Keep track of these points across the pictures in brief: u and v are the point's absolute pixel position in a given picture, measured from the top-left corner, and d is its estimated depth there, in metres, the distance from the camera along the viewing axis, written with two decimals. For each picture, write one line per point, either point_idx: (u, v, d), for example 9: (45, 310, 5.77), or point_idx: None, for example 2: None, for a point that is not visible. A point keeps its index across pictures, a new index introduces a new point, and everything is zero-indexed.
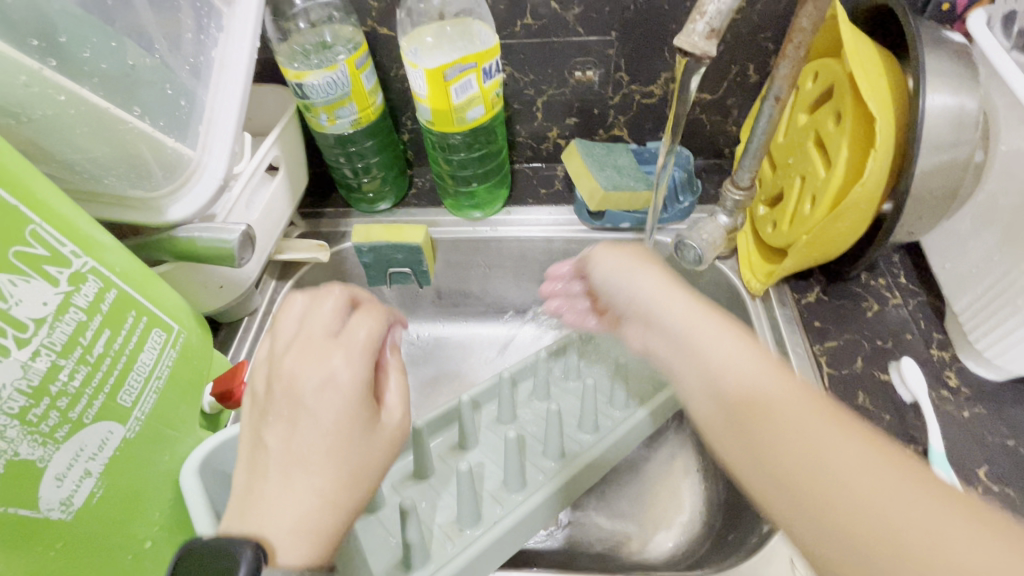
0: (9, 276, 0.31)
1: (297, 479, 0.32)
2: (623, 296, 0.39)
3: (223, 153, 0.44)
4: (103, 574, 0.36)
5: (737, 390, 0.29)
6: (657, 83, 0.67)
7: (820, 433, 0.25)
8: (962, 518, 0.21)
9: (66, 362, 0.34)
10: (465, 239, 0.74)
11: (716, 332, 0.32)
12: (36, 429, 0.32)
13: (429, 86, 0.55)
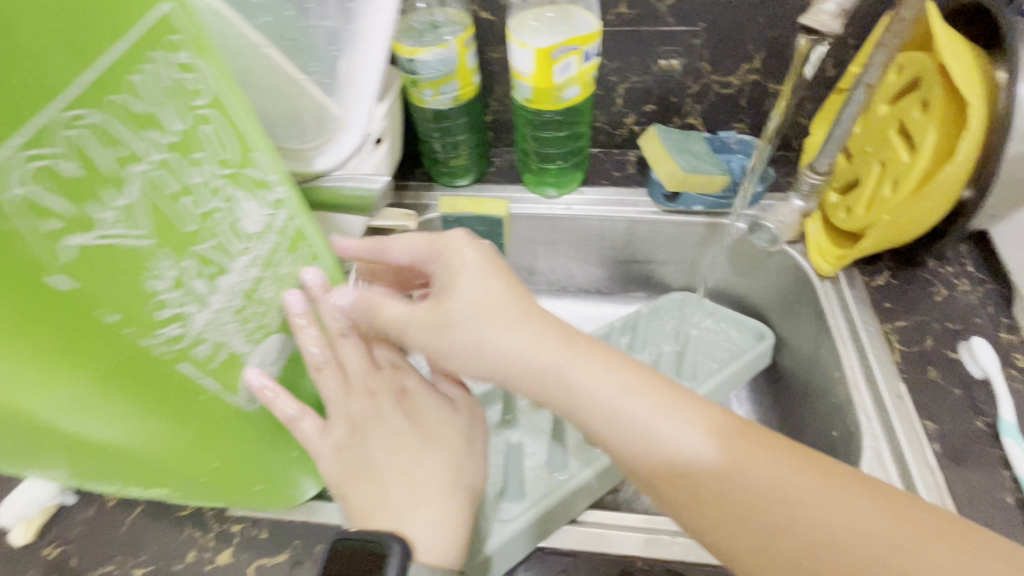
0: (244, 193, 0.43)
1: (424, 477, 0.45)
2: (499, 365, 0.40)
3: (363, 112, 0.49)
4: (262, 467, 0.49)
5: (701, 465, 0.36)
6: (736, 74, 0.71)
7: (769, 483, 0.35)
8: (864, 507, 0.33)
9: (265, 275, 0.45)
10: (541, 217, 0.79)
11: (650, 421, 0.37)
12: (241, 321, 0.44)
13: (536, 65, 0.59)
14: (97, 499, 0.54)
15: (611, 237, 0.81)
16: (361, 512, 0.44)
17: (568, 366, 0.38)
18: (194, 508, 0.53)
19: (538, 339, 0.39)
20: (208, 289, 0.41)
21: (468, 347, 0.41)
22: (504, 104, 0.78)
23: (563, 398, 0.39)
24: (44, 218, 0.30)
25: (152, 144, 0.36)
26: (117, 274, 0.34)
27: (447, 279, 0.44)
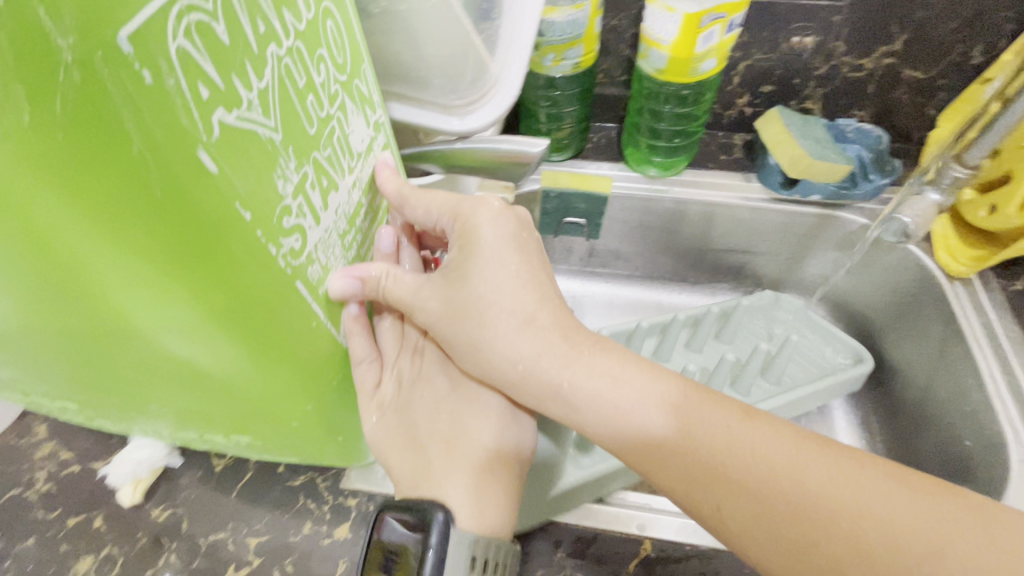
0: (351, 105, 0.34)
1: (460, 449, 0.42)
2: (509, 368, 0.40)
3: (519, 70, 0.45)
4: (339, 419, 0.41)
5: (654, 411, 0.38)
6: (871, 57, 0.67)
7: (713, 433, 0.37)
8: (791, 443, 0.36)
9: (354, 199, 0.37)
10: (643, 198, 0.75)
11: (609, 381, 0.39)
12: (340, 247, 0.36)
13: (681, 32, 0.56)
14: (204, 462, 0.52)
15: (710, 224, 0.77)
16: (408, 478, 0.41)
17: (578, 369, 0.39)
18: (306, 478, 0.51)
19: (547, 340, 0.40)
20: (320, 203, 0.31)
21: (468, 341, 0.41)
22: (611, 76, 0.74)
23: (557, 403, 0.40)
24: (195, 82, 0.20)
25: (288, 26, 0.26)
26: (255, 168, 0.25)
27: (458, 258, 0.42)
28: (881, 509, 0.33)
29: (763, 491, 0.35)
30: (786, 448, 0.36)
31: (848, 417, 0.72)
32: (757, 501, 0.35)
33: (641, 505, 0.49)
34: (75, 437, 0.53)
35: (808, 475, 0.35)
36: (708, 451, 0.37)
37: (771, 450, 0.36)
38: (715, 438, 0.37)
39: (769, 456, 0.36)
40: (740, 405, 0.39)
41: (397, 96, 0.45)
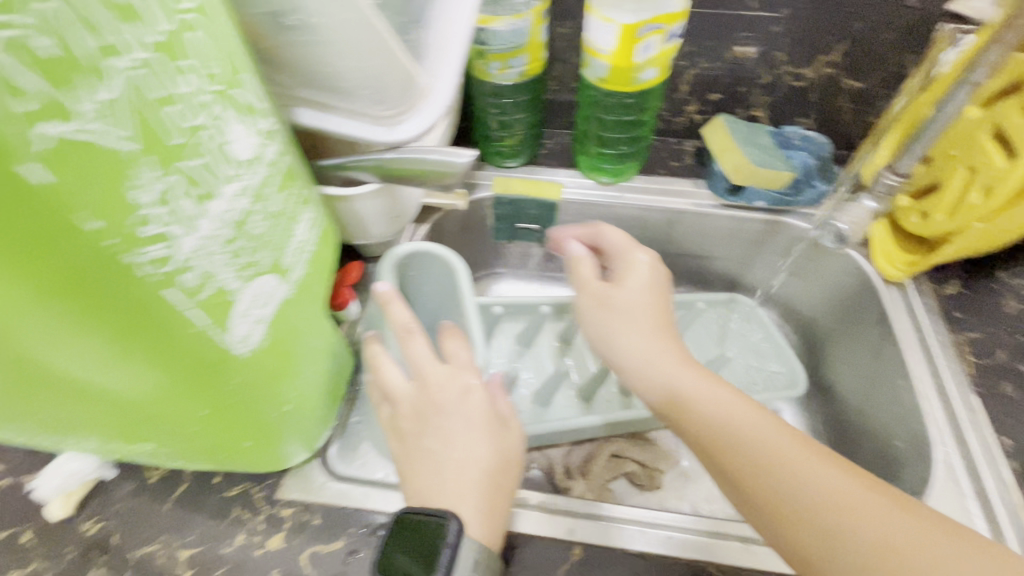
0: (232, 112, 0.31)
1: (472, 469, 0.44)
2: (658, 381, 0.47)
3: (448, 81, 0.46)
4: (255, 421, 0.40)
5: (741, 427, 0.42)
6: (812, 67, 0.68)
7: (735, 429, 0.42)
8: (799, 447, 0.40)
9: (258, 209, 0.34)
10: (595, 204, 0.76)
11: (711, 390, 0.45)
12: (232, 260, 0.32)
13: (619, 42, 0.56)
14: (137, 475, 0.51)
15: (661, 229, 0.78)
16: (418, 482, 0.44)
17: (664, 373, 0.47)
18: (242, 489, 0.50)
19: (642, 344, 0.49)
20: (195, 212, 0.28)
21: (605, 338, 0.52)
22: (562, 83, 0.75)
23: (681, 413, 0.45)
24: (9, 95, 0.20)
25: (140, 35, 0.24)
26: (100, 177, 0.23)
27: (620, 272, 0.55)
28: (885, 546, 0.34)
29: (772, 495, 0.39)
30: (814, 469, 0.38)
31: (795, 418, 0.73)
32: (759, 496, 0.39)
33: (575, 509, 0.50)
34: (5, 451, 0.52)
35: (808, 476, 0.38)
36: (740, 453, 0.41)
37: (797, 472, 0.39)
38: (740, 439, 0.41)
39: (792, 472, 0.39)
40: (774, 417, 0.43)
41: (325, 106, 0.45)
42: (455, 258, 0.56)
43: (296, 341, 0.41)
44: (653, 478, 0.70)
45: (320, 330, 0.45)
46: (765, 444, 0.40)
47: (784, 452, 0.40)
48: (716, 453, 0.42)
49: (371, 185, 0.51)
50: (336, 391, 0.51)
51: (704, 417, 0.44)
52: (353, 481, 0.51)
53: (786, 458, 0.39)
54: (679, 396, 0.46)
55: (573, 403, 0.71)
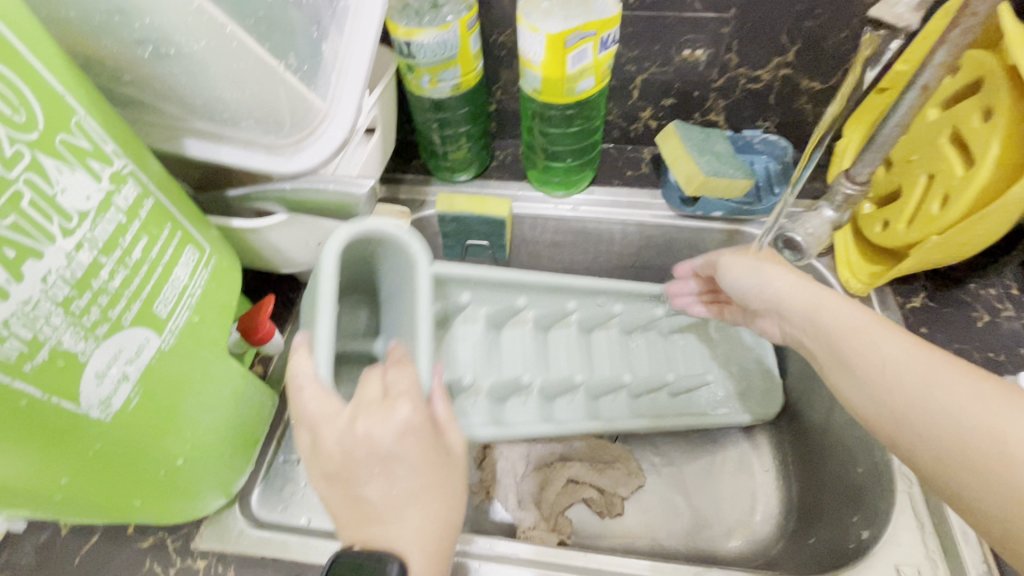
0: (55, 162, 0.28)
1: (411, 516, 0.37)
2: (800, 308, 0.46)
3: (351, 103, 0.43)
4: (138, 483, 0.37)
5: (849, 326, 0.42)
6: (767, 68, 0.65)
7: (851, 328, 0.42)
8: (907, 344, 0.39)
9: (107, 261, 0.31)
10: (546, 218, 0.72)
11: (830, 303, 0.44)
12: (72, 323, 0.29)
13: (548, 52, 0.53)
14: (51, 524, 0.49)
15: (619, 241, 0.75)
16: (349, 532, 0.37)
17: (787, 295, 0.48)
18: (157, 538, 0.48)
19: (785, 275, 0.49)
20: (6, 277, 0.26)
21: (751, 275, 0.51)
22: (508, 93, 0.71)
23: (807, 326, 0.46)
24: None
25: None
26: None
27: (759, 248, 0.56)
28: (968, 422, 0.33)
29: (864, 379, 0.39)
30: (912, 357, 0.37)
31: (763, 436, 0.69)
32: (856, 380, 0.40)
33: (504, 555, 0.47)
34: None
35: (934, 372, 0.36)
36: (843, 345, 0.41)
37: (896, 362, 0.38)
38: (844, 328, 0.42)
39: (888, 360, 0.38)
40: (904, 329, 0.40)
41: (213, 136, 0.41)
42: (422, 255, 0.45)
43: (185, 388, 0.39)
44: (611, 505, 0.65)
45: (222, 373, 0.42)
46: (870, 340, 0.40)
47: (885, 345, 0.39)
48: (826, 348, 0.44)
49: (280, 216, 0.47)
50: (252, 433, 0.48)
51: (808, 319, 0.46)
52: (275, 529, 0.48)
53: (888, 349, 0.39)
54: (796, 309, 0.47)
55: (534, 404, 0.62)
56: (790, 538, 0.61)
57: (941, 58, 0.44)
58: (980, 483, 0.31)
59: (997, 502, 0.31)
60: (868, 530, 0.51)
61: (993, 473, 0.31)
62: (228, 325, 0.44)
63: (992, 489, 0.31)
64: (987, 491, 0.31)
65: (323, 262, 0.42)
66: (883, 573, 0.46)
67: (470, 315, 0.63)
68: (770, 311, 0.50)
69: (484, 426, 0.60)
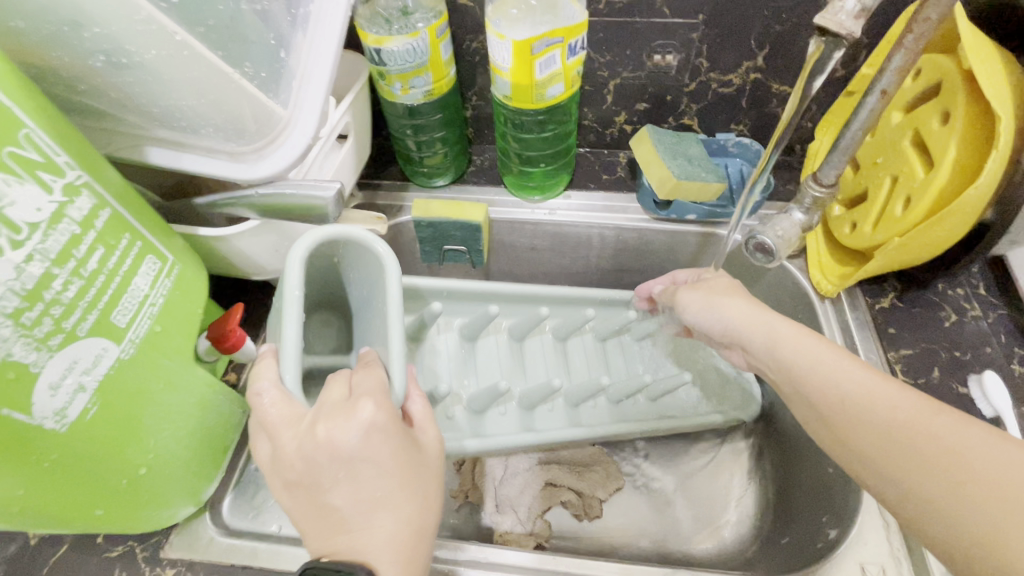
0: (3, 175, 0.28)
1: (383, 517, 0.36)
2: (758, 342, 0.46)
3: (313, 111, 0.43)
4: (98, 492, 0.37)
5: (810, 361, 0.42)
6: (738, 72, 0.65)
7: (813, 363, 0.42)
8: (870, 377, 0.40)
9: (60, 272, 0.31)
10: (523, 222, 0.73)
11: (788, 334, 0.44)
12: (22, 334, 0.30)
13: (515, 59, 0.53)
14: (20, 535, 0.48)
15: (596, 245, 0.75)
16: (321, 542, 0.36)
17: (748, 330, 0.47)
18: (126, 548, 0.48)
19: (741, 308, 0.48)
20: None
21: (707, 311, 0.50)
22: (484, 99, 0.71)
23: (766, 360, 0.45)
24: None
25: None
26: None
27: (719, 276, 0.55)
28: (933, 452, 0.35)
29: (832, 414, 0.40)
30: (876, 392, 0.39)
31: (739, 438, 0.70)
32: (824, 418, 0.41)
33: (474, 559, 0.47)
34: None
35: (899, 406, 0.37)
36: (807, 380, 0.42)
37: (858, 396, 0.39)
38: (805, 365, 0.42)
39: (852, 395, 0.40)
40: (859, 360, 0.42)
41: (176, 145, 0.41)
42: (391, 260, 0.46)
43: (146, 399, 0.39)
44: (590, 506, 0.64)
45: (186, 383, 0.42)
46: (832, 374, 0.41)
47: (848, 379, 0.40)
48: (788, 383, 0.44)
49: (252, 223, 0.47)
50: (221, 441, 0.48)
51: (768, 354, 0.45)
52: (245, 536, 0.48)
53: (850, 383, 0.40)
54: (756, 345, 0.46)
55: (513, 414, 0.62)
56: (764, 539, 0.61)
57: (897, 63, 0.45)
58: (941, 511, 0.33)
59: (954, 527, 0.32)
60: (836, 529, 0.51)
61: (953, 501, 0.32)
62: (193, 334, 0.44)
63: (951, 515, 0.32)
64: (946, 517, 0.33)
65: (290, 265, 0.43)
66: (849, 572, 0.46)
67: (445, 332, 0.67)
68: (731, 344, 0.50)
69: (469, 436, 0.60)
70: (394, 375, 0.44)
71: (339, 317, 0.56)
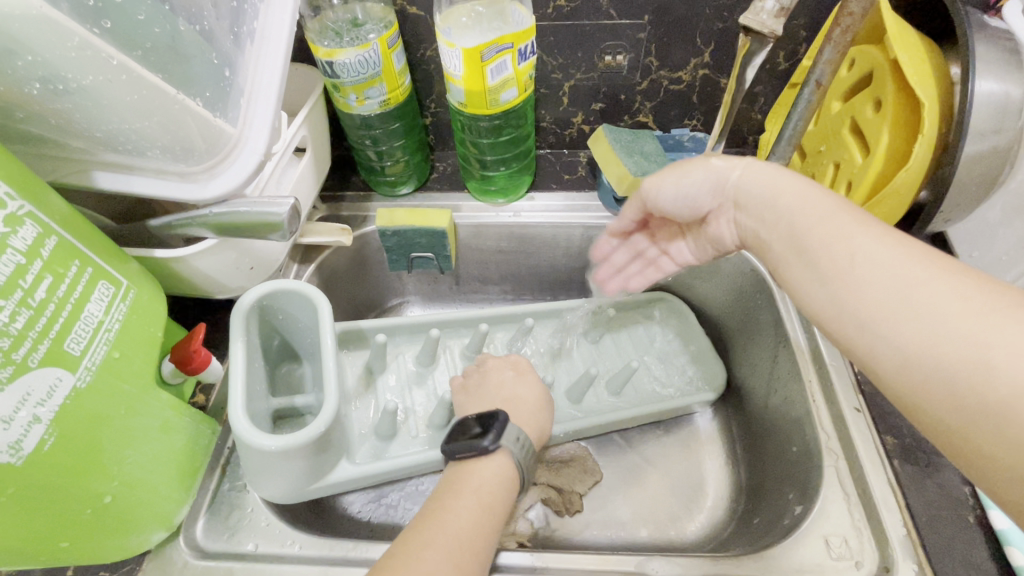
0: None
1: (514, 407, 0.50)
2: (762, 201, 0.44)
3: (264, 128, 0.43)
4: (61, 525, 0.37)
5: (810, 215, 0.40)
6: (686, 69, 0.67)
7: (817, 214, 0.39)
8: (875, 230, 0.36)
9: (7, 303, 0.32)
10: (488, 225, 0.73)
11: (795, 189, 0.42)
12: None
13: (466, 66, 0.54)
14: None
15: (562, 245, 0.76)
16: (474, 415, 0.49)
17: (743, 179, 0.45)
18: None
19: (731, 161, 0.46)
20: None
21: (674, 191, 0.49)
22: (441, 106, 0.72)
23: (765, 212, 0.44)
24: None
25: None
26: None
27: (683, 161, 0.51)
28: (947, 327, 0.30)
29: (831, 277, 0.36)
30: (889, 255, 0.34)
31: (710, 425, 0.71)
32: (819, 274, 0.37)
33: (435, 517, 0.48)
34: None
35: (901, 260, 0.33)
36: (806, 229, 0.39)
37: (864, 250, 0.35)
38: (807, 218, 0.40)
39: (858, 255, 0.35)
40: (865, 217, 0.38)
41: (124, 168, 0.41)
42: (320, 297, 0.50)
43: (106, 426, 0.38)
44: (570, 502, 0.64)
45: (149, 405, 0.42)
46: (839, 233, 0.37)
47: (859, 240, 0.36)
48: (787, 240, 0.41)
49: (209, 242, 0.47)
50: (191, 464, 0.47)
51: (767, 208, 0.43)
52: (220, 557, 0.48)
53: (855, 240, 0.36)
54: (754, 195, 0.44)
55: None
56: (738, 520, 0.62)
57: (827, 55, 0.47)
58: (945, 392, 0.30)
59: (960, 412, 0.29)
60: (801, 506, 0.53)
61: (962, 382, 0.29)
62: (157, 351, 0.44)
63: (957, 397, 0.29)
64: (952, 401, 0.30)
65: (234, 335, 0.46)
66: (814, 547, 0.48)
67: (397, 360, 0.63)
68: (721, 206, 0.48)
69: (424, 448, 0.56)
70: (330, 374, 0.47)
71: (294, 360, 0.57)
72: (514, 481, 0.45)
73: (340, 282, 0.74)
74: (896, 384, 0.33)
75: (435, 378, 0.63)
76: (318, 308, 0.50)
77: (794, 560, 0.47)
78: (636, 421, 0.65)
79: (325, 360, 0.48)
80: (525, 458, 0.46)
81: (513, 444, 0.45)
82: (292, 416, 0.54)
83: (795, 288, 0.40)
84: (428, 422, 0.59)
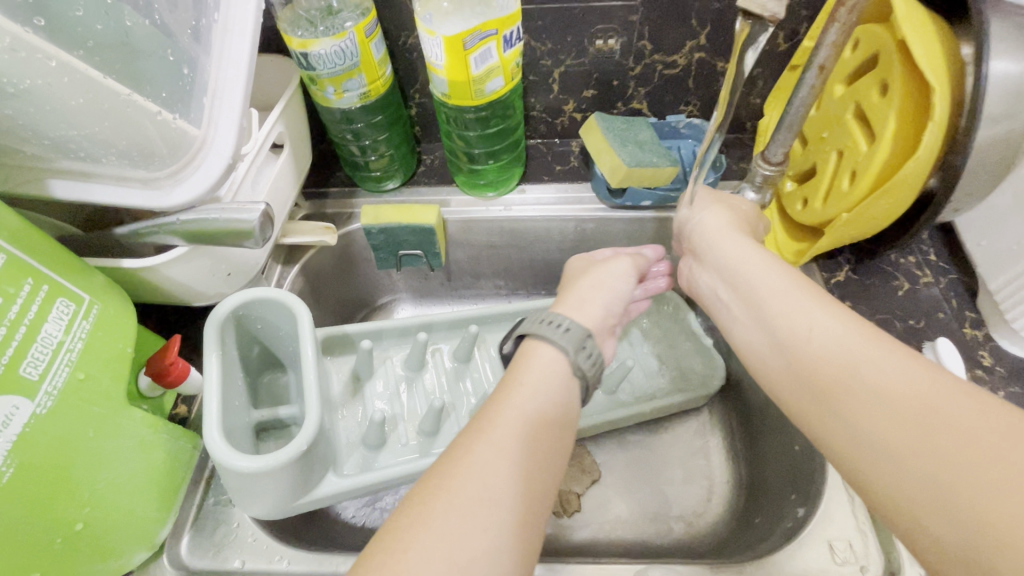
0: None
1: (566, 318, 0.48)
2: (730, 265, 0.46)
3: (231, 129, 0.39)
4: (30, 558, 0.34)
5: (769, 288, 0.42)
6: (682, 53, 0.64)
7: (777, 287, 0.42)
8: (831, 309, 0.39)
9: None
10: (478, 220, 0.71)
11: (760, 261, 0.45)
12: None
13: (448, 55, 0.51)
14: None
15: (555, 239, 0.73)
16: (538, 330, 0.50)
17: (718, 241, 0.49)
18: None
19: (721, 219, 0.50)
20: None
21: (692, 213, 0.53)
22: (426, 95, 0.69)
23: (729, 278, 0.46)
24: None
25: None
26: None
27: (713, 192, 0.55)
28: (895, 404, 0.32)
29: (790, 347, 0.38)
30: (845, 333, 0.36)
31: (710, 421, 0.70)
32: (777, 344, 0.39)
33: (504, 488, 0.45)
34: None
35: (854, 341, 0.36)
36: (766, 299, 0.42)
37: (821, 326, 0.38)
38: (767, 290, 0.42)
39: (816, 328, 0.38)
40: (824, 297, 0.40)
41: (80, 175, 0.38)
42: (299, 304, 0.47)
43: (71, 451, 0.36)
44: (568, 502, 0.63)
45: (123, 418, 0.40)
46: (799, 306, 0.40)
47: (817, 317, 0.38)
48: (749, 307, 0.43)
49: (180, 249, 0.44)
50: (171, 481, 0.45)
51: (732, 275, 0.46)
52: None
53: (814, 315, 0.38)
54: (725, 258, 0.47)
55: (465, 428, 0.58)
56: (738, 519, 0.61)
57: (831, 37, 0.44)
58: (889, 464, 0.31)
59: (903, 481, 0.30)
60: (805, 508, 0.51)
61: (905, 454, 0.30)
62: (129, 365, 0.42)
63: (899, 470, 0.30)
64: (897, 471, 0.30)
65: (208, 348, 0.44)
66: (818, 551, 0.46)
67: (385, 364, 0.61)
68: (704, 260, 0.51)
69: (415, 457, 0.55)
70: (313, 388, 0.45)
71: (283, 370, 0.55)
72: (563, 366, 0.42)
73: (325, 283, 0.72)
74: (847, 456, 0.33)
75: (425, 381, 0.61)
76: (297, 316, 0.47)
77: (796, 565, 0.45)
78: (632, 419, 0.63)
79: (307, 369, 0.46)
80: (568, 337, 0.43)
81: (553, 328, 0.44)
82: (277, 428, 0.53)
83: (754, 356, 0.42)
84: (418, 429, 0.57)
